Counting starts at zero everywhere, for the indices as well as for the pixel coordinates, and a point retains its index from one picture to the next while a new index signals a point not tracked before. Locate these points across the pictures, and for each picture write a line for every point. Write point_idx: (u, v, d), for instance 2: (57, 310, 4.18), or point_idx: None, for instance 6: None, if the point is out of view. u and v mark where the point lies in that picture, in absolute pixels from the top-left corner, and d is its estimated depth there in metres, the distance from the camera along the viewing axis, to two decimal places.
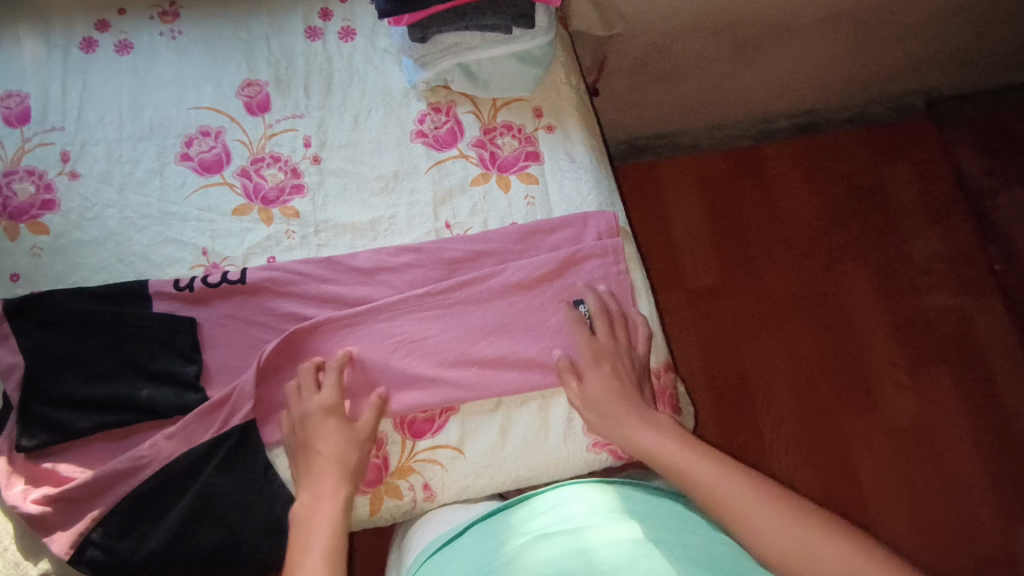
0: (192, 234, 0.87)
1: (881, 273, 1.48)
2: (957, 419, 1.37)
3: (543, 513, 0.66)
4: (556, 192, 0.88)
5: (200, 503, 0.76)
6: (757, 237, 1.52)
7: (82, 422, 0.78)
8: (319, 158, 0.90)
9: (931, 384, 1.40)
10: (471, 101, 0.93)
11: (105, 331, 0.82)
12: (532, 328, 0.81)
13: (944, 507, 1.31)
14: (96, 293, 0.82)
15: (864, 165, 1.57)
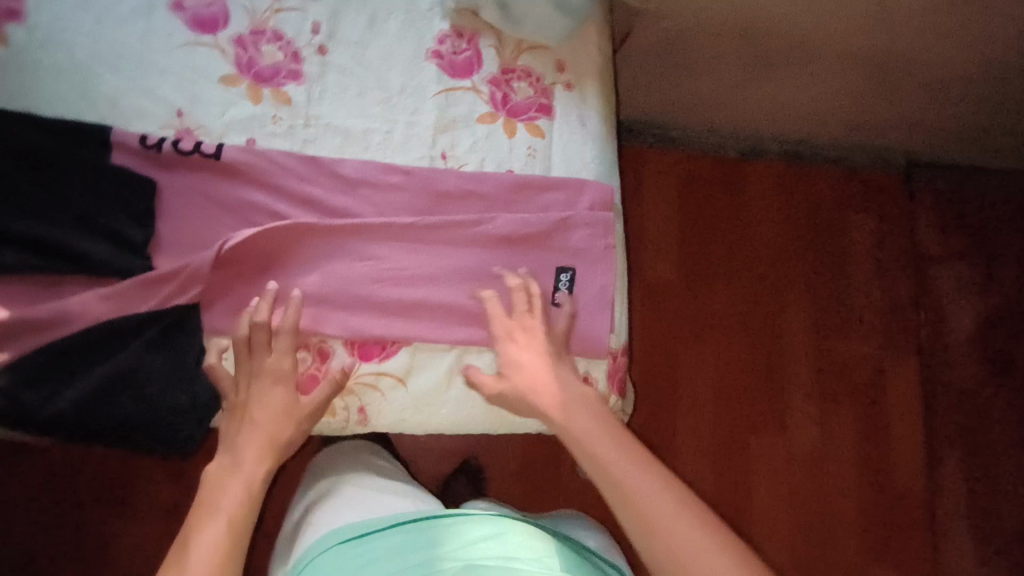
0: (169, 91, 0.80)
1: (820, 307, 1.56)
2: (846, 455, 1.49)
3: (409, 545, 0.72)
4: (559, 152, 0.86)
5: (125, 373, 0.72)
6: (713, 252, 1.55)
7: (2, 257, 0.71)
8: (324, 50, 0.84)
9: (834, 419, 1.50)
10: (495, 35, 0.89)
11: (50, 168, 0.74)
12: (504, 280, 0.81)
13: (810, 530, 1.44)
14: (50, 124, 0.75)
15: (831, 203, 1.62)
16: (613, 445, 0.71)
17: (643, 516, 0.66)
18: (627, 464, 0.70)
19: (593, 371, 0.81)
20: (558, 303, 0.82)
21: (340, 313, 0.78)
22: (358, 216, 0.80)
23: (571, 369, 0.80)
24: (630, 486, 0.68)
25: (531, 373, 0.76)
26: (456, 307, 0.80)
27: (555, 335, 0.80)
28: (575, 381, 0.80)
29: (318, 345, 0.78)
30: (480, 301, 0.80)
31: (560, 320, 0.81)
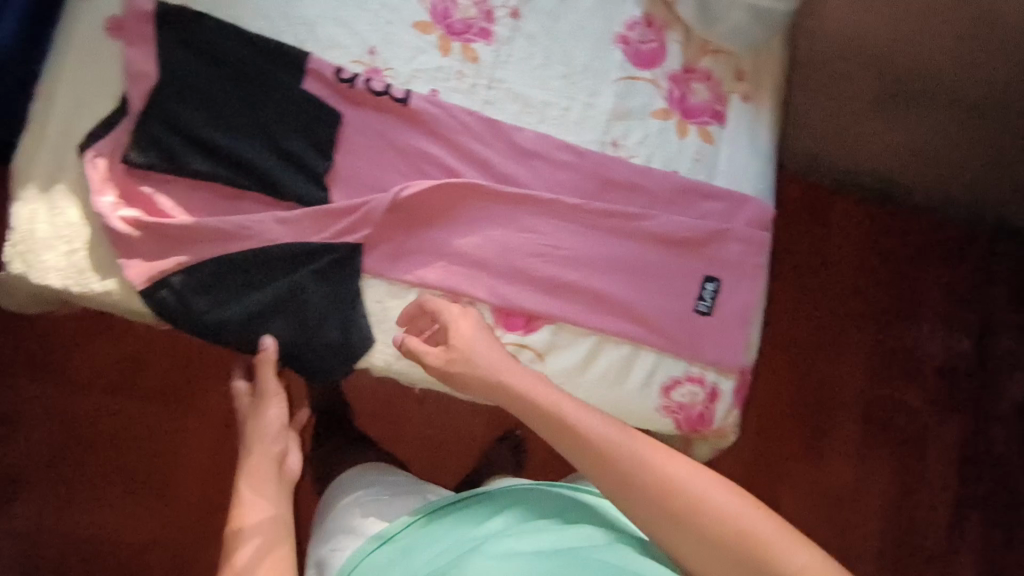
0: (365, 27, 0.79)
1: (877, 342, 1.32)
2: (878, 508, 1.27)
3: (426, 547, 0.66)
4: (725, 162, 0.86)
5: (289, 297, 0.75)
6: (870, 289, 1.33)
7: (196, 170, 0.74)
8: (518, 14, 0.83)
9: (871, 465, 1.29)
10: (683, 31, 0.87)
11: (248, 82, 0.75)
12: (652, 278, 0.83)
13: None
14: (252, 41, 0.75)
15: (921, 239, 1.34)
16: (591, 413, 0.65)
17: (666, 504, 0.59)
18: (643, 448, 0.62)
19: (722, 382, 0.83)
20: (700, 310, 0.83)
21: (494, 279, 0.80)
22: (526, 188, 0.81)
23: (701, 377, 0.83)
24: (655, 478, 0.60)
25: (522, 380, 0.67)
26: (603, 295, 0.81)
27: (692, 341, 0.83)
28: (704, 389, 0.82)
29: (467, 307, 0.79)
30: (627, 294, 0.82)
31: (700, 327, 0.83)
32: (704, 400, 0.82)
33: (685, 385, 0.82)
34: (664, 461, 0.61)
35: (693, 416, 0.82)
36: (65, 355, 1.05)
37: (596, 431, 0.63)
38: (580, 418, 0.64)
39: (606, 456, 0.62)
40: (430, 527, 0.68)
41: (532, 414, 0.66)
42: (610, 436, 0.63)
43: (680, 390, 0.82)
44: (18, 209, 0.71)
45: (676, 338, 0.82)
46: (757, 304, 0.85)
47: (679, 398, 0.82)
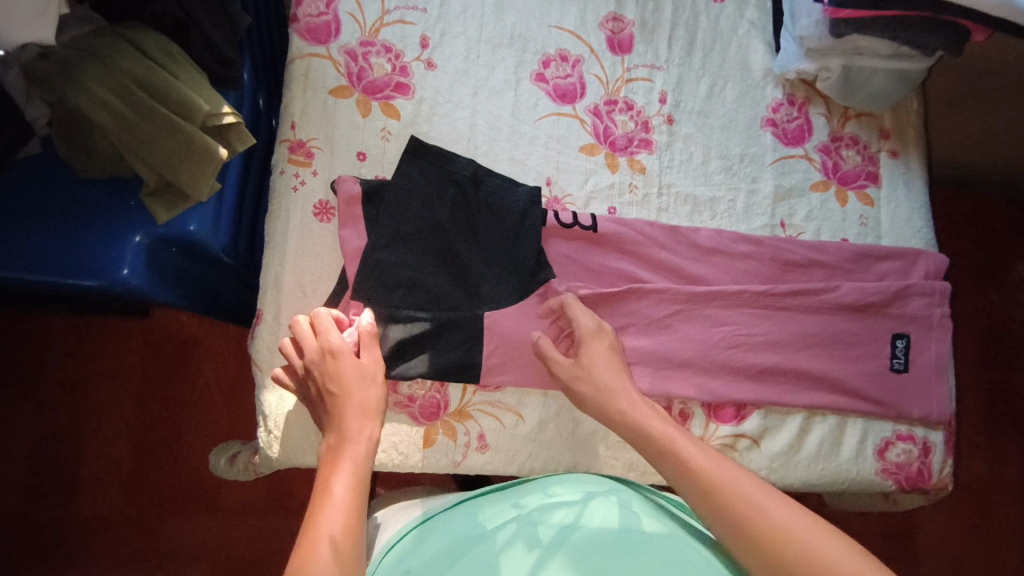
0: (538, 161, 0.83)
1: (985, 328, 1.35)
2: (1012, 488, 1.30)
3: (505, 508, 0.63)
4: (888, 219, 0.90)
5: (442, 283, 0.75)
6: (970, 280, 1.37)
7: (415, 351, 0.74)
8: (672, 119, 0.88)
9: (999, 448, 1.31)
10: (825, 103, 0.91)
11: (448, 232, 0.77)
12: (847, 347, 0.85)
13: (983, 562, 1.26)
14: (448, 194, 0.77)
15: (1007, 222, 1.39)
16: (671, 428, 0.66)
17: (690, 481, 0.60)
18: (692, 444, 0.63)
19: (930, 436, 0.85)
20: (895, 368, 0.86)
21: (702, 378, 0.82)
22: (713, 284, 0.84)
23: (911, 434, 0.85)
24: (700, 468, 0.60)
25: (605, 379, 0.71)
26: (804, 372, 0.83)
27: (898, 400, 0.84)
28: (916, 445, 0.85)
29: (680, 408, 0.82)
30: (826, 367, 0.84)
31: (901, 385, 0.85)
32: (919, 456, 0.84)
33: (898, 445, 0.84)
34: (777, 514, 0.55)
35: (913, 474, 0.84)
36: (261, 497, 1.10)
37: (709, 466, 0.60)
38: (703, 461, 0.61)
39: (660, 454, 0.64)
40: (498, 496, 0.66)
41: (656, 451, 0.65)
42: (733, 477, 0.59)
43: (894, 451, 0.84)
44: (269, 397, 0.75)
45: (883, 400, 0.84)
46: (949, 353, 0.87)
47: (895, 458, 0.84)
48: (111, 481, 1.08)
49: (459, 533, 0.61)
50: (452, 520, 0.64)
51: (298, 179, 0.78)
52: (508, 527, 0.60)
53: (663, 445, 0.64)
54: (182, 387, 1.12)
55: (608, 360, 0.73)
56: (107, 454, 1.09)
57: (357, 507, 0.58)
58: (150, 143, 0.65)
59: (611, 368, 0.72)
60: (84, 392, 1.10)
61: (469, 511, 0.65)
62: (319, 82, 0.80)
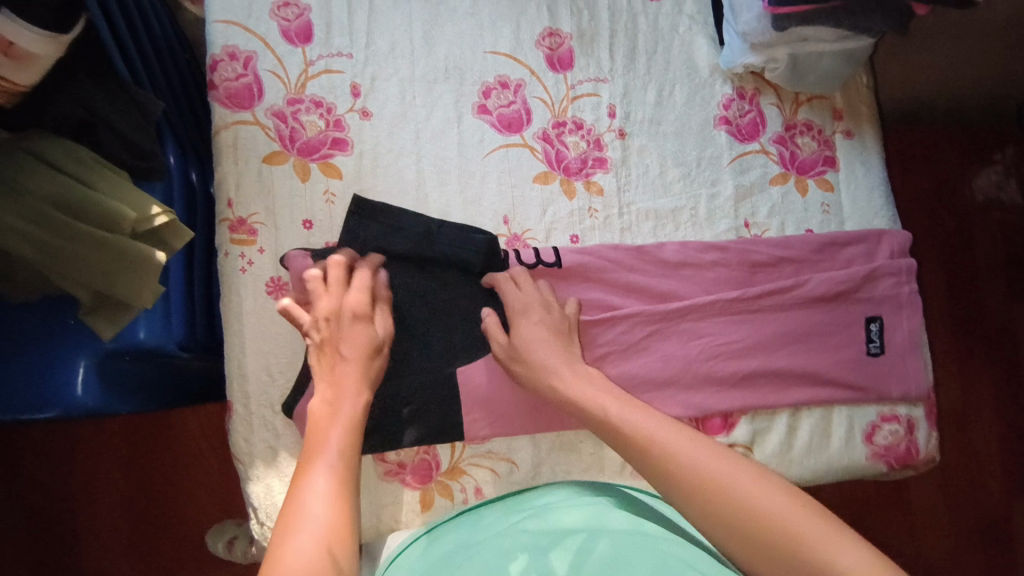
0: (493, 199, 0.80)
1: (949, 264, 1.38)
2: (987, 414, 1.34)
3: (501, 516, 0.66)
4: (849, 202, 0.90)
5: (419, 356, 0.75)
6: (929, 221, 1.39)
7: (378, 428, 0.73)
8: (624, 132, 0.85)
9: (972, 375, 1.35)
10: (775, 92, 0.89)
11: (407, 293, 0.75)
12: (823, 339, 0.85)
13: (967, 488, 1.32)
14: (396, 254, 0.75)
15: (957, 157, 1.40)
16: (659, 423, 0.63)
17: (697, 481, 0.57)
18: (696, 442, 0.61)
19: (913, 412, 0.87)
20: (872, 352, 0.86)
21: (686, 395, 0.81)
22: (685, 298, 0.83)
23: (894, 414, 0.87)
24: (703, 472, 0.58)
25: (541, 358, 0.71)
26: (785, 372, 0.84)
27: (879, 383, 0.86)
28: (901, 424, 0.87)
29: None
30: (805, 363, 0.84)
31: (879, 368, 0.86)
32: (905, 434, 0.86)
33: (884, 427, 0.86)
34: (752, 491, 0.55)
35: (901, 453, 0.86)
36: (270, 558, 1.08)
37: (712, 464, 0.58)
38: (706, 457, 0.59)
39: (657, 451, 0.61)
40: (493, 507, 0.69)
41: (650, 454, 0.61)
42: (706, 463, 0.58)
43: (880, 434, 0.86)
44: (256, 490, 0.72)
45: (865, 387, 0.85)
46: (921, 327, 0.88)
47: (882, 440, 0.86)
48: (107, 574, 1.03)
49: (458, 541, 0.64)
50: (452, 529, 0.67)
51: (244, 259, 0.74)
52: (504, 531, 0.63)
53: (661, 454, 0.60)
54: (165, 464, 1.06)
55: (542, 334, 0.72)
56: (94, 554, 1.03)
57: (336, 496, 0.55)
58: (78, 262, 0.60)
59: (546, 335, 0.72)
60: (56, 496, 1.03)
61: (471, 520, 0.67)
62: (249, 151, 0.75)
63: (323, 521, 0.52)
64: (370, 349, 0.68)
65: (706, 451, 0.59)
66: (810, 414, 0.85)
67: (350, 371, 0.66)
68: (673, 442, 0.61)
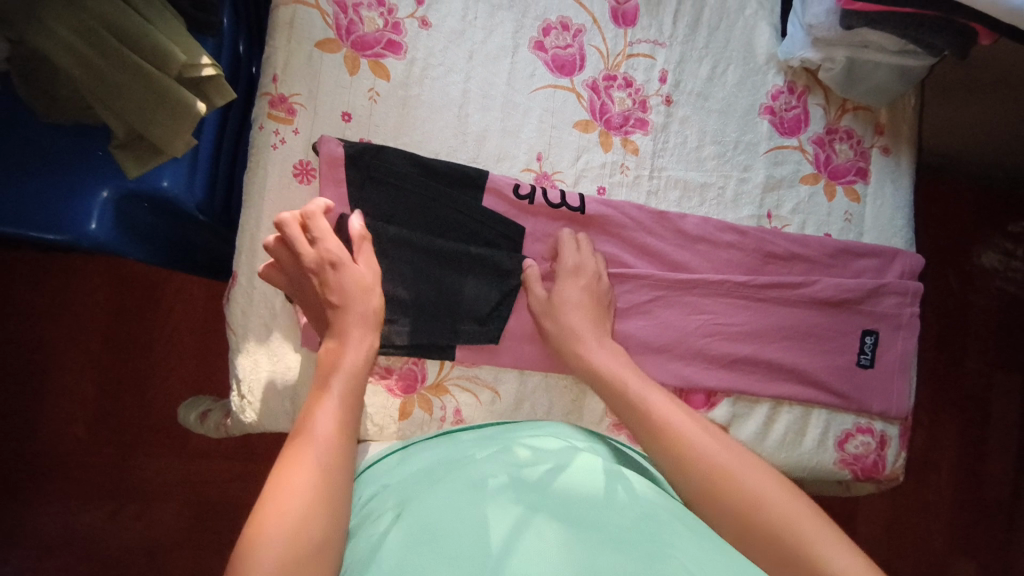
0: (530, 134, 0.81)
1: (947, 314, 1.39)
2: (948, 464, 1.36)
3: (485, 435, 0.65)
4: (871, 216, 0.91)
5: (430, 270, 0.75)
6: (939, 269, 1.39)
7: (393, 328, 0.73)
8: (670, 100, 0.86)
9: (939, 423, 1.37)
10: (824, 94, 0.90)
11: (429, 211, 0.76)
12: (817, 339, 0.87)
13: (911, 530, 1.34)
14: (428, 167, 0.75)
15: (982, 213, 1.40)
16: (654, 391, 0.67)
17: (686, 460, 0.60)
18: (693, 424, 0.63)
19: (888, 429, 0.89)
20: (862, 363, 0.88)
21: (676, 364, 0.82)
22: (695, 272, 0.84)
23: (870, 427, 0.89)
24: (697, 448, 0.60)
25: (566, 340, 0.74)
26: (774, 364, 0.85)
27: (862, 394, 0.87)
28: (874, 438, 0.88)
29: None
30: (796, 359, 0.86)
31: (865, 379, 0.88)
32: (876, 448, 0.88)
33: (858, 437, 0.88)
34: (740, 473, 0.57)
35: (868, 465, 0.88)
36: (234, 444, 1.10)
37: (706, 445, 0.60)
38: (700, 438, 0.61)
39: (646, 422, 0.64)
40: (481, 431, 0.67)
41: (646, 422, 0.65)
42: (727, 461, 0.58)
43: (853, 443, 0.88)
44: (243, 363, 0.72)
45: (847, 395, 0.87)
46: (914, 350, 0.90)
47: (853, 449, 0.88)
48: (74, 417, 1.06)
49: (441, 456, 0.61)
50: (431, 444, 0.65)
51: (278, 136, 0.74)
52: (489, 449, 0.60)
53: (653, 421, 0.64)
54: (146, 330, 1.09)
55: (581, 299, 0.75)
56: (64, 395, 1.07)
57: (350, 400, 0.62)
58: (117, 91, 0.60)
59: (586, 298, 0.76)
60: (42, 332, 1.07)
61: (456, 439, 0.65)
62: (304, 33, 0.75)
63: (334, 429, 0.58)
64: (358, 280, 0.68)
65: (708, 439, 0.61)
66: (788, 410, 0.87)
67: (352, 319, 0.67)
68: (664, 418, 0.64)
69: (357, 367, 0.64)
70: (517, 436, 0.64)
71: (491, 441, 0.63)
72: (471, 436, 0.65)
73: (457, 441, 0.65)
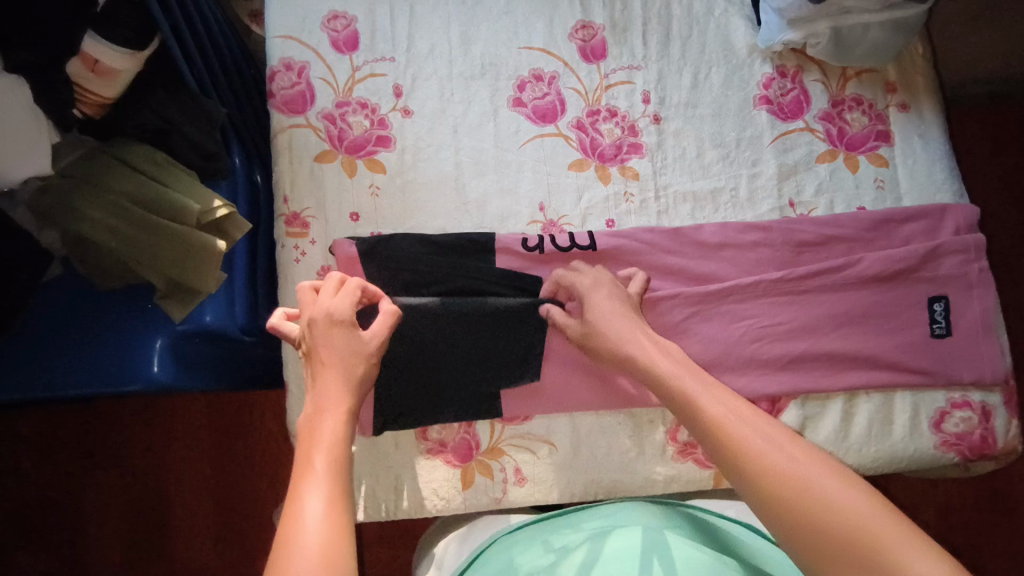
0: (528, 187, 0.83)
1: None
2: None
3: (540, 533, 0.66)
4: (906, 177, 0.86)
5: (462, 336, 0.76)
6: None
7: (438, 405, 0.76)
8: (659, 117, 0.86)
9: None
10: (819, 68, 0.88)
11: (445, 281, 0.77)
12: (878, 319, 0.81)
13: None
14: (436, 245, 0.79)
15: None
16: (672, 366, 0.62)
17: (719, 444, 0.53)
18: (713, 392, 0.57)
19: (989, 398, 0.81)
20: (937, 334, 0.81)
21: (729, 378, 0.79)
22: (726, 280, 0.81)
23: (967, 400, 0.81)
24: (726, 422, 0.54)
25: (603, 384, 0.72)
26: (836, 355, 0.80)
27: (948, 367, 0.80)
28: (975, 411, 0.81)
29: None
30: (860, 346, 0.80)
31: (945, 350, 0.81)
32: (980, 423, 0.80)
33: (955, 414, 0.80)
34: (774, 448, 0.50)
35: (976, 443, 0.80)
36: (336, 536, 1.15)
37: (730, 417, 0.54)
38: (720, 410, 0.55)
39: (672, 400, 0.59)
40: (537, 528, 0.68)
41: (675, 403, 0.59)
42: (767, 443, 0.51)
43: (951, 421, 0.80)
44: None
45: (931, 372, 0.80)
46: (996, 307, 0.82)
47: (953, 428, 0.80)
48: (195, 537, 1.13)
49: (500, 561, 0.62)
50: (494, 548, 0.66)
51: (298, 250, 0.79)
52: (540, 551, 0.61)
53: (679, 397, 0.59)
54: (244, 442, 1.16)
55: (615, 305, 0.70)
56: (184, 519, 1.13)
57: (340, 441, 0.55)
58: (148, 248, 0.68)
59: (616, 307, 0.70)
60: (156, 463, 1.14)
61: (517, 538, 0.67)
62: (302, 151, 0.81)
63: (327, 467, 0.52)
64: (357, 356, 0.62)
65: (740, 410, 0.54)
66: (866, 401, 0.81)
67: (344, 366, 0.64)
68: (686, 398, 0.58)
69: (336, 423, 0.56)
70: (562, 532, 0.65)
71: (545, 541, 0.64)
72: (529, 535, 0.67)
73: (517, 540, 0.66)
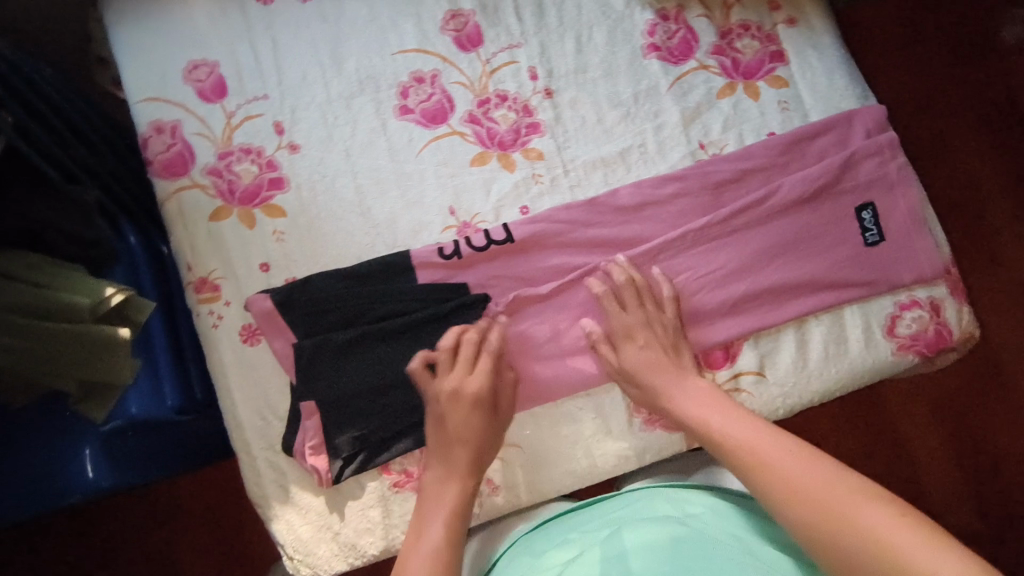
0: (434, 194, 0.80)
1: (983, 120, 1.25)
2: None
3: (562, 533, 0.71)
4: (808, 92, 0.84)
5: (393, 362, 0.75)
6: (955, 79, 1.25)
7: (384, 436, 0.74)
8: (551, 91, 0.83)
9: None
10: (700, 4, 0.85)
11: (369, 308, 0.75)
12: (811, 241, 0.79)
13: None
14: (356, 275, 0.76)
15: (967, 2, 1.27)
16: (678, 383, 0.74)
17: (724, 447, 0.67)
18: (710, 404, 0.71)
19: (936, 293, 0.80)
20: (871, 241, 0.80)
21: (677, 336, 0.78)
22: (653, 238, 0.79)
23: (915, 299, 0.80)
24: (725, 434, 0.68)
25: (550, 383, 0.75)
26: (778, 288, 0.79)
27: (888, 271, 0.79)
28: (925, 309, 0.80)
29: None
30: (799, 273, 0.79)
31: (883, 255, 0.80)
32: (932, 318, 0.80)
33: (906, 316, 0.80)
34: (764, 448, 0.64)
35: (932, 339, 0.79)
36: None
37: (732, 428, 0.68)
38: (728, 424, 0.68)
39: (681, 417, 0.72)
40: (559, 527, 0.73)
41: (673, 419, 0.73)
42: (758, 443, 0.65)
43: (904, 323, 0.80)
44: (278, 527, 0.74)
45: (872, 280, 0.79)
46: (921, 200, 0.81)
47: (907, 330, 0.79)
48: None
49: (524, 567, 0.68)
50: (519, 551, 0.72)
51: (215, 315, 0.76)
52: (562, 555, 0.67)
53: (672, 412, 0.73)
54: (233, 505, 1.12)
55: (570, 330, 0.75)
56: None
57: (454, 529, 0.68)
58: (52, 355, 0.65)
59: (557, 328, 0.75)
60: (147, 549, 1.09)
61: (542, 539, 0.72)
62: (195, 214, 0.78)
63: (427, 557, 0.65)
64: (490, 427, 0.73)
65: (744, 425, 0.68)
66: (817, 324, 0.80)
67: (462, 457, 0.72)
68: (703, 405, 0.71)
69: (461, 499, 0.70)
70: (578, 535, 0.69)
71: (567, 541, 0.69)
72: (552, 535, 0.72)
73: (541, 540, 0.72)
